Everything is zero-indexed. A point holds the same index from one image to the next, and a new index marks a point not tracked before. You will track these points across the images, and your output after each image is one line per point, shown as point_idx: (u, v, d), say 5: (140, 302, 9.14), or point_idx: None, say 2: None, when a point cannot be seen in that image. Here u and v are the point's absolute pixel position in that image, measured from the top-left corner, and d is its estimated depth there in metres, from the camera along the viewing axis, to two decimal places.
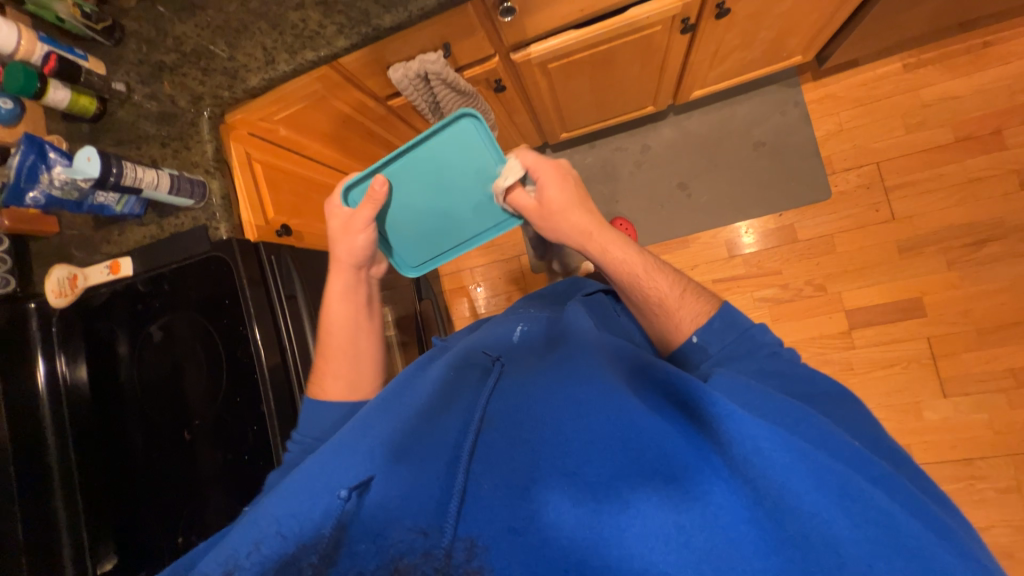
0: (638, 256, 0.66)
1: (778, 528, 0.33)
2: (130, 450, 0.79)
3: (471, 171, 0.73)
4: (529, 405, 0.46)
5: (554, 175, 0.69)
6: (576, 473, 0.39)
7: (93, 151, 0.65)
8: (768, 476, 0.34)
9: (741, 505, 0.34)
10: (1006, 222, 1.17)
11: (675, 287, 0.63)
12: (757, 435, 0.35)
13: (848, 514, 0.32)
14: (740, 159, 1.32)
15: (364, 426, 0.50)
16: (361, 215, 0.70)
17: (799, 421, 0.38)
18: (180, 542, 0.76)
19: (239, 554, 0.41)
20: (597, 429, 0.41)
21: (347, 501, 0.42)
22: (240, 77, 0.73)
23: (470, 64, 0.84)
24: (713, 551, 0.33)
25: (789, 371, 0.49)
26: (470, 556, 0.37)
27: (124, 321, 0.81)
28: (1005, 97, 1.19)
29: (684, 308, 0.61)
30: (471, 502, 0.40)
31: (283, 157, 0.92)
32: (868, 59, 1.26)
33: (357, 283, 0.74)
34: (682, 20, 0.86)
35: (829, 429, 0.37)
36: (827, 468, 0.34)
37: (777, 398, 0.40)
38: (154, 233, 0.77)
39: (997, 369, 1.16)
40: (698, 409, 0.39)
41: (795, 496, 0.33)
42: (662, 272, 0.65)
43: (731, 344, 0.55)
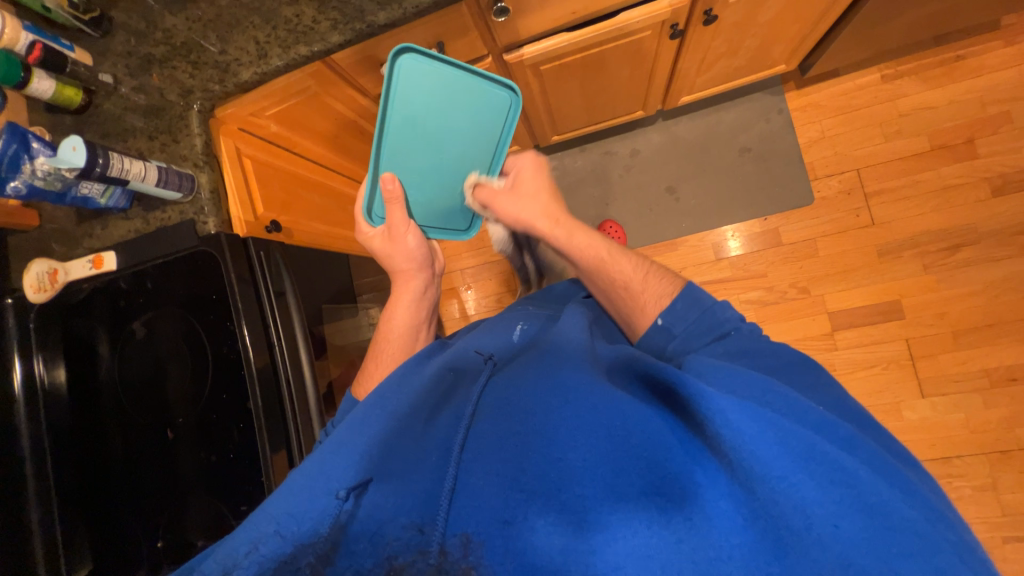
0: (601, 246, 0.68)
1: (749, 501, 0.34)
2: (108, 451, 0.77)
3: (451, 108, 0.71)
4: (519, 399, 0.46)
5: (530, 164, 0.78)
6: (562, 461, 0.39)
7: (79, 141, 0.64)
8: (739, 448, 0.34)
9: (719, 483, 0.35)
10: (979, 228, 1.22)
11: (638, 270, 0.65)
12: (727, 409, 0.36)
13: (813, 478, 0.33)
14: (726, 164, 1.35)
15: (357, 423, 0.50)
16: (395, 219, 0.75)
17: (767, 391, 0.39)
18: (160, 544, 0.75)
19: (237, 554, 0.40)
20: (582, 416, 0.41)
21: (345, 501, 0.41)
22: (231, 71, 0.72)
23: (464, 64, 0.85)
24: (691, 528, 0.33)
25: (752, 349, 0.50)
26: (465, 553, 0.37)
27: (106, 318, 0.79)
28: (977, 108, 1.24)
29: (649, 290, 0.62)
30: (461, 494, 0.40)
31: (274, 153, 0.91)
32: (848, 69, 1.30)
33: (423, 286, 0.82)
34: (671, 25, 0.89)
35: (797, 399, 0.39)
36: (791, 433, 0.34)
37: (749, 374, 0.41)
38: (138, 227, 0.77)
39: (972, 370, 1.20)
40: (676, 394, 0.40)
41: (761, 464, 0.33)
42: (627, 257, 0.67)
43: (694, 324, 0.55)
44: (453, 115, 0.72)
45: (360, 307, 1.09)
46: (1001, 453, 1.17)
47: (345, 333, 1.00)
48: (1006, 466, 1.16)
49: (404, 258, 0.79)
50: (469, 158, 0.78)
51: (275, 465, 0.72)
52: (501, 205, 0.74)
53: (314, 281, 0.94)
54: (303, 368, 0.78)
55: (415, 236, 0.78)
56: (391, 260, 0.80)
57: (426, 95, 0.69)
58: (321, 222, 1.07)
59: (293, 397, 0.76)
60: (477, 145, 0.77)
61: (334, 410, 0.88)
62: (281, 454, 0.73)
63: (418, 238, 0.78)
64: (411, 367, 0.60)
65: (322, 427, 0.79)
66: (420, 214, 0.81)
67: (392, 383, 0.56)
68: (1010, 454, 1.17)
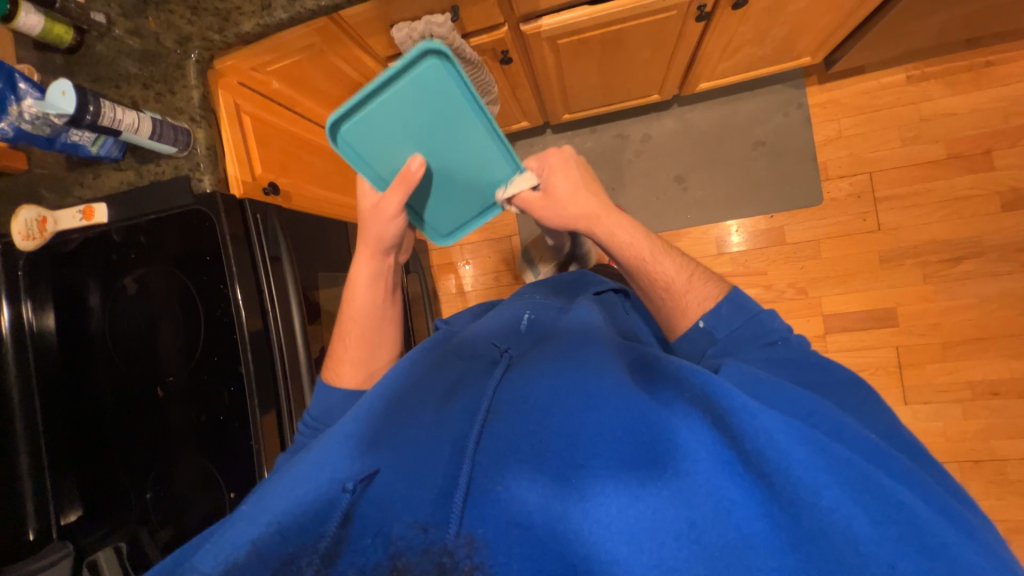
0: (644, 238, 0.65)
1: (795, 524, 0.35)
2: (97, 404, 0.77)
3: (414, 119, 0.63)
4: (538, 397, 0.46)
5: (560, 162, 0.69)
6: (584, 465, 0.40)
7: (69, 85, 0.60)
8: (784, 469, 0.36)
9: (754, 502, 0.36)
10: (983, 241, 1.21)
11: (683, 271, 0.63)
12: (771, 429, 0.37)
13: (865, 510, 0.34)
14: (738, 157, 1.32)
15: (362, 415, 0.51)
16: (386, 206, 0.65)
17: (813, 412, 0.41)
18: (148, 496, 0.76)
19: (237, 551, 0.42)
20: (607, 420, 0.42)
21: (352, 493, 0.43)
22: (232, 20, 0.68)
23: (478, 31, 0.81)
24: (727, 547, 0.35)
25: (800, 359, 0.51)
26: (471, 553, 0.38)
27: (95, 269, 0.77)
28: (999, 118, 1.21)
29: (692, 292, 0.61)
30: (477, 495, 0.41)
31: (274, 112, 0.88)
32: (873, 67, 1.26)
33: (387, 268, 0.75)
34: (698, 6, 0.84)
35: (845, 424, 0.40)
36: (841, 460, 0.36)
37: (788, 389, 0.43)
38: (131, 179, 0.75)
39: (957, 381, 1.22)
40: (707, 405, 0.40)
41: (809, 489, 0.35)
42: (670, 256, 0.64)
43: (738, 329, 0.56)
44: (412, 131, 0.64)
45: None
46: (973, 462, 1.21)
47: (339, 301, 0.98)
48: (976, 475, 1.20)
49: (375, 240, 0.70)
50: (464, 154, 0.68)
51: (265, 427, 0.72)
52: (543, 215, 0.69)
53: (310, 247, 0.92)
54: (297, 336, 0.77)
55: (395, 225, 0.68)
56: (362, 232, 0.70)
57: (378, 133, 0.64)
58: (321, 188, 1.05)
59: (286, 366, 0.76)
60: (456, 134, 0.65)
61: None
62: (270, 415, 0.73)
63: (400, 224, 0.68)
64: (421, 355, 0.61)
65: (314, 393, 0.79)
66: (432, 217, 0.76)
67: (402, 372, 0.57)
68: (981, 464, 1.20)
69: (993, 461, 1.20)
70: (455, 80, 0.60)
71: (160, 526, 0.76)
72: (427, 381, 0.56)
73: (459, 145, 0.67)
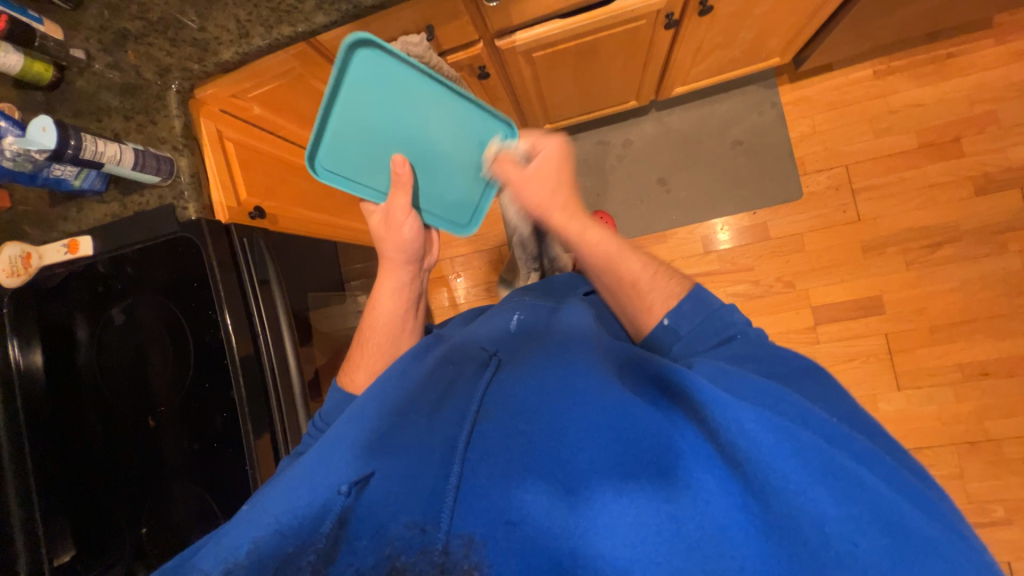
0: (613, 240, 0.66)
1: (765, 514, 0.36)
2: (88, 438, 0.76)
3: (386, 117, 0.67)
4: (522, 398, 0.47)
5: (554, 151, 0.69)
6: (570, 463, 0.41)
7: (50, 121, 0.61)
8: (755, 458, 0.36)
9: (730, 492, 0.37)
10: (960, 226, 1.24)
11: (648, 268, 0.64)
12: (742, 418, 0.38)
13: (830, 492, 0.35)
14: (718, 157, 1.34)
15: (358, 419, 0.52)
16: (397, 206, 0.71)
17: (781, 399, 0.41)
18: (144, 530, 0.75)
19: (237, 551, 0.42)
20: (589, 419, 0.42)
21: (348, 496, 0.43)
22: (210, 50, 0.69)
23: (454, 49, 0.83)
24: (703, 539, 0.35)
25: (760, 353, 0.51)
26: (468, 553, 0.39)
27: (85, 302, 0.77)
28: (965, 106, 1.25)
29: (656, 288, 0.61)
30: (466, 493, 0.42)
31: (256, 136, 0.89)
32: (841, 64, 1.30)
33: (410, 279, 0.79)
34: (666, 15, 0.87)
35: (810, 410, 0.40)
36: (809, 445, 0.36)
37: (762, 381, 0.43)
38: (115, 211, 0.75)
39: (946, 364, 1.23)
40: (685, 398, 0.41)
41: (780, 477, 0.35)
42: (637, 254, 0.65)
43: (699, 326, 0.56)
44: (384, 136, 0.68)
45: (348, 295, 1.07)
46: (969, 444, 1.22)
47: (331, 321, 0.98)
48: (973, 457, 1.21)
49: (397, 250, 0.75)
50: (443, 133, 0.72)
51: (261, 450, 0.72)
52: (521, 193, 0.69)
53: (299, 268, 0.92)
54: (289, 359, 0.77)
55: (410, 227, 0.73)
56: (382, 244, 0.76)
57: (361, 153, 0.69)
58: (309, 209, 1.05)
59: (279, 391, 0.75)
60: (420, 115, 0.69)
61: (320, 397, 0.88)
62: (265, 438, 0.73)
63: (415, 224, 0.73)
64: (411, 359, 0.62)
65: (309, 417, 0.78)
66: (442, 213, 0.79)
67: (388, 377, 0.58)
68: (977, 445, 1.21)
69: (989, 441, 1.21)
70: (391, 60, 0.63)
71: (159, 561, 0.75)
72: (422, 387, 0.55)
73: (427, 124, 0.70)
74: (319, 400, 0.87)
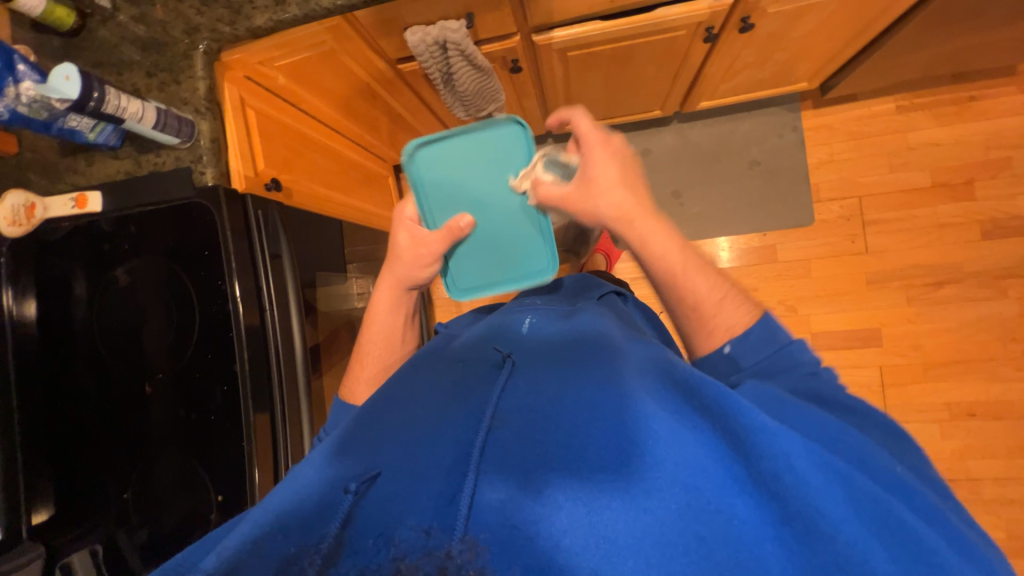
0: (678, 249, 0.59)
1: (808, 551, 0.35)
2: (82, 398, 0.73)
3: (485, 167, 0.68)
4: (544, 407, 0.47)
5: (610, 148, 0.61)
6: (591, 478, 0.41)
7: (73, 69, 0.59)
8: (800, 494, 0.36)
9: (765, 522, 0.37)
10: (964, 267, 1.26)
11: (716, 288, 0.57)
12: (788, 452, 0.37)
13: (883, 545, 0.35)
14: (734, 175, 1.35)
15: (367, 421, 0.52)
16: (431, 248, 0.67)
17: (839, 439, 0.40)
18: (127, 497, 0.73)
19: (237, 550, 0.40)
20: (610, 434, 0.43)
21: (354, 494, 0.42)
22: (244, 13, 0.67)
23: (489, 39, 0.81)
24: (735, 566, 0.35)
25: (830, 396, 0.46)
26: (473, 557, 0.37)
27: (85, 259, 0.74)
28: (981, 150, 1.27)
29: (722, 313, 0.55)
30: (480, 500, 0.41)
31: (278, 107, 0.87)
32: (865, 95, 1.31)
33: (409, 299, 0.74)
34: (706, 28, 0.87)
35: (873, 453, 0.40)
36: (863, 491, 0.36)
37: (819, 413, 0.42)
38: (128, 168, 0.73)
39: (935, 402, 1.26)
40: (723, 419, 0.41)
41: (829, 520, 0.35)
42: (703, 271, 0.58)
43: (767, 360, 0.50)
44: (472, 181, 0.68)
45: (349, 277, 1.05)
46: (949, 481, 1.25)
47: (332, 301, 0.96)
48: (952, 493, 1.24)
49: (404, 279, 0.70)
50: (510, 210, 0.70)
51: (257, 427, 0.71)
52: (580, 210, 0.61)
53: (308, 246, 0.90)
54: (293, 331, 0.77)
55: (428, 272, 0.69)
56: (391, 265, 0.70)
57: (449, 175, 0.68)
58: (322, 186, 1.03)
59: (281, 362, 0.75)
60: (512, 180, 0.68)
61: (320, 373, 0.88)
62: (263, 415, 0.72)
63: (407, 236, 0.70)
64: (422, 366, 0.62)
65: (308, 390, 0.78)
66: (457, 271, 0.73)
67: (405, 381, 0.58)
68: (956, 483, 1.24)
69: (968, 480, 1.24)
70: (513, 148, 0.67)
71: (139, 527, 0.73)
72: (433, 386, 0.56)
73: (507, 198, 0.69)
74: (319, 379, 0.87)
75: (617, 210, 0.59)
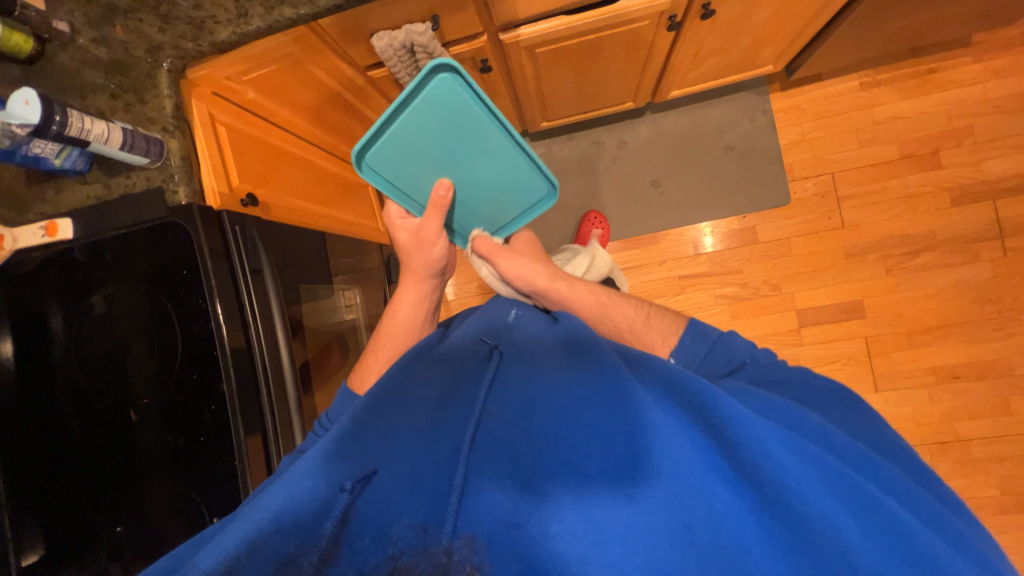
0: (592, 293, 0.71)
1: (787, 534, 0.36)
2: (65, 432, 0.71)
3: (440, 139, 0.67)
4: (532, 400, 0.47)
5: (522, 238, 0.83)
6: (579, 468, 0.41)
7: (33, 94, 0.58)
8: (777, 478, 0.37)
9: (746, 507, 0.38)
10: (937, 235, 1.29)
11: (640, 311, 0.67)
12: (764, 440, 0.38)
13: (859, 524, 0.35)
14: (710, 161, 1.37)
15: (353, 416, 0.51)
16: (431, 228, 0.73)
17: (808, 425, 0.42)
18: (119, 530, 0.71)
19: (234, 549, 0.39)
20: (596, 425, 0.43)
21: (350, 493, 0.42)
22: (206, 28, 0.66)
23: (457, 40, 0.82)
24: (719, 549, 0.35)
25: (777, 376, 0.53)
26: (470, 554, 0.38)
27: (60, 290, 0.72)
28: (944, 120, 1.31)
29: (653, 330, 0.64)
30: (471, 495, 0.41)
31: (249, 122, 0.86)
32: (829, 74, 1.34)
33: (431, 290, 0.78)
34: (669, 17, 0.89)
35: (837, 437, 0.42)
36: (839, 474, 0.37)
37: (786, 403, 0.45)
38: (99, 193, 0.72)
39: (921, 368, 1.29)
40: (703, 411, 0.42)
41: (804, 503, 0.36)
42: (625, 301, 0.69)
43: (708, 359, 0.57)
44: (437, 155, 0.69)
45: (336, 288, 1.05)
46: (940, 444, 1.27)
47: (319, 313, 0.95)
48: (944, 456, 1.27)
49: (422, 265, 0.76)
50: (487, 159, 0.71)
51: (249, 448, 0.69)
52: (505, 260, 0.75)
53: (290, 259, 0.90)
54: (280, 347, 0.75)
55: (440, 248, 0.75)
56: (406, 258, 0.77)
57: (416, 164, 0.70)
58: (301, 199, 1.03)
59: (269, 378, 0.74)
60: (471, 148, 0.69)
61: (310, 392, 0.86)
62: (255, 435, 0.70)
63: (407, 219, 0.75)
64: (410, 359, 0.61)
65: (299, 406, 0.76)
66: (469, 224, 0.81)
67: (393, 376, 0.57)
68: (947, 446, 1.27)
69: (959, 442, 1.27)
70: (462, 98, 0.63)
71: (135, 559, 0.71)
72: (422, 384, 0.56)
73: (476, 153, 0.70)
74: (310, 394, 0.86)
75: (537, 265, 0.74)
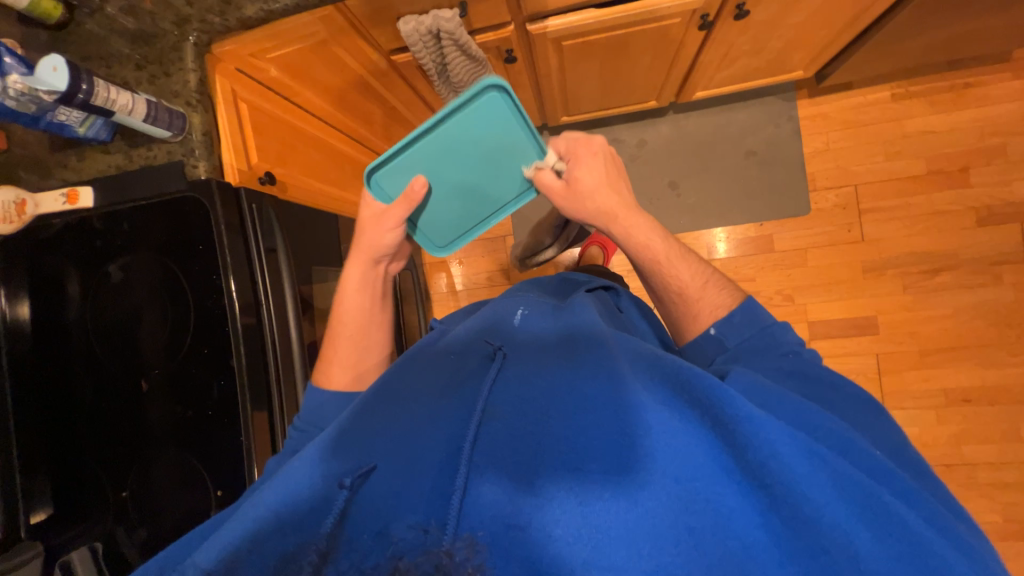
0: (661, 240, 0.64)
1: (794, 537, 0.36)
2: (77, 396, 0.73)
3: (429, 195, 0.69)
4: (537, 397, 0.47)
5: (592, 157, 0.65)
6: (583, 469, 0.40)
7: (60, 60, 0.58)
8: (785, 481, 0.37)
9: (754, 510, 0.38)
10: (959, 254, 1.27)
11: (697, 276, 0.63)
12: (775, 441, 0.38)
13: (869, 532, 0.35)
14: (730, 166, 1.35)
15: (358, 412, 0.52)
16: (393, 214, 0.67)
17: (818, 426, 0.42)
18: (125, 495, 0.72)
19: (233, 548, 0.41)
20: (602, 424, 0.43)
21: (349, 490, 0.43)
22: (233, 4, 0.66)
23: (483, 28, 0.81)
24: (726, 554, 0.36)
25: (812, 372, 0.50)
26: (471, 554, 0.36)
27: (77, 257, 0.73)
28: (976, 137, 1.27)
29: (706, 298, 0.61)
30: (473, 492, 0.41)
31: (270, 100, 0.86)
32: (860, 83, 1.31)
33: (376, 275, 0.73)
34: (702, 15, 0.86)
35: (853, 441, 0.41)
36: (846, 477, 0.38)
37: (799, 400, 0.44)
38: (120, 163, 0.72)
39: (931, 389, 1.27)
40: (712, 411, 0.41)
41: (814, 507, 0.36)
42: (686, 260, 0.64)
43: (750, 338, 0.56)
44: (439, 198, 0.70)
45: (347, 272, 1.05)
46: (944, 466, 1.26)
47: (329, 296, 0.95)
48: (948, 478, 1.26)
49: (369, 249, 0.70)
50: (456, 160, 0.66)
51: (256, 425, 0.70)
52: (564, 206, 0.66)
53: (303, 240, 0.90)
54: (291, 327, 0.76)
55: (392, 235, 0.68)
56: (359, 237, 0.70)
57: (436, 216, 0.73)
58: (318, 180, 1.03)
59: (278, 358, 0.74)
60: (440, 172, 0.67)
61: None
62: (262, 413, 0.71)
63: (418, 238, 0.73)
64: (415, 355, 0.61)
65: (306, 386, 0.77)
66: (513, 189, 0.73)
67: (396, 372, 0.58)
68: (952, 468, 1.26)
69: (964, 465, 1.25)
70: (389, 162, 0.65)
71: (138, 524, 0.72)
72: (423, 379, 0.56)
73: (441, 168, 0.67)
74: None
75: (604, 208, 0.64)
